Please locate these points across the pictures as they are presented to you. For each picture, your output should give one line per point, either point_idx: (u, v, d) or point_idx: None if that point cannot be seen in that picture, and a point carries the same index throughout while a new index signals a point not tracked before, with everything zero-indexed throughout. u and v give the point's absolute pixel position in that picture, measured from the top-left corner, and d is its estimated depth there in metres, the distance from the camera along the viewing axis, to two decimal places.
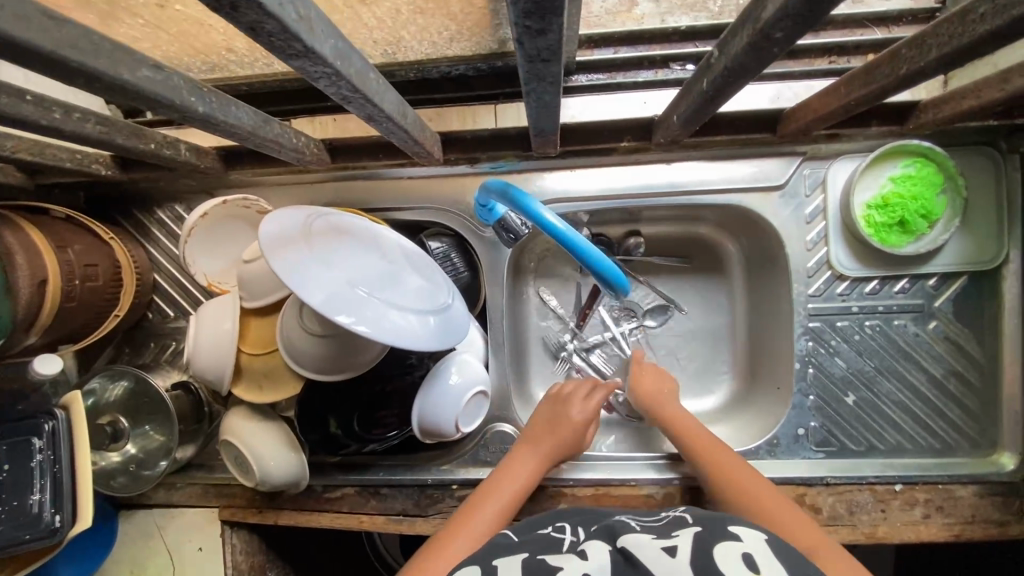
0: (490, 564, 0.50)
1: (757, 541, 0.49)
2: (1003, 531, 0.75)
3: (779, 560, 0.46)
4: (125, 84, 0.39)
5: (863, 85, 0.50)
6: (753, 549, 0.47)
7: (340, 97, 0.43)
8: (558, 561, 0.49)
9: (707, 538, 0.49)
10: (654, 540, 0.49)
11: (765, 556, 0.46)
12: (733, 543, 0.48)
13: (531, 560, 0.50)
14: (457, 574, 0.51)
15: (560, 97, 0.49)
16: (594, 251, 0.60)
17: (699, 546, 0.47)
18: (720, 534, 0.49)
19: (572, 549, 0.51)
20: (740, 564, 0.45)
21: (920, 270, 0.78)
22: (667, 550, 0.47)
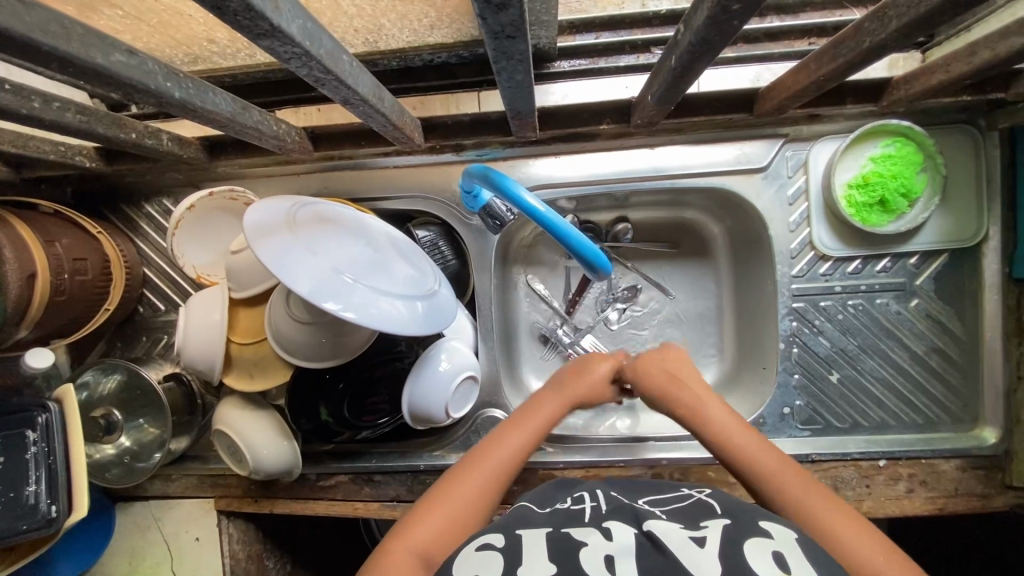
0: (513, 533, 0.51)
1: (787, 540, 0.48)
2: (985, 503, 0.76)
3: (811, 562, 0.46)
4: (99, 68, 0.40)
5: (831, 61, 0.51)
6: (783, 547, 0.46)
7: (313, 79, 0.44)
8: (582, 535, 0.49)
9: (737, 533, 0.48)
10: (681, 529, 0.49)
11: (798, 559, 0.45)
12: (763, 539, 0.47)
13: (556, 533, 0.50)
14: (481, 539, 0.52)
15: (532, 76, 0.50)
16: (575, 233, 0.61)
17: (727, 540, 0.47)
18: (750, 530, 0.49)
19: (595, 524, 0.51)
20: (770, 563, 0.44)
21: (902, 248, 0.79)
22: (696, 540, 0.47)
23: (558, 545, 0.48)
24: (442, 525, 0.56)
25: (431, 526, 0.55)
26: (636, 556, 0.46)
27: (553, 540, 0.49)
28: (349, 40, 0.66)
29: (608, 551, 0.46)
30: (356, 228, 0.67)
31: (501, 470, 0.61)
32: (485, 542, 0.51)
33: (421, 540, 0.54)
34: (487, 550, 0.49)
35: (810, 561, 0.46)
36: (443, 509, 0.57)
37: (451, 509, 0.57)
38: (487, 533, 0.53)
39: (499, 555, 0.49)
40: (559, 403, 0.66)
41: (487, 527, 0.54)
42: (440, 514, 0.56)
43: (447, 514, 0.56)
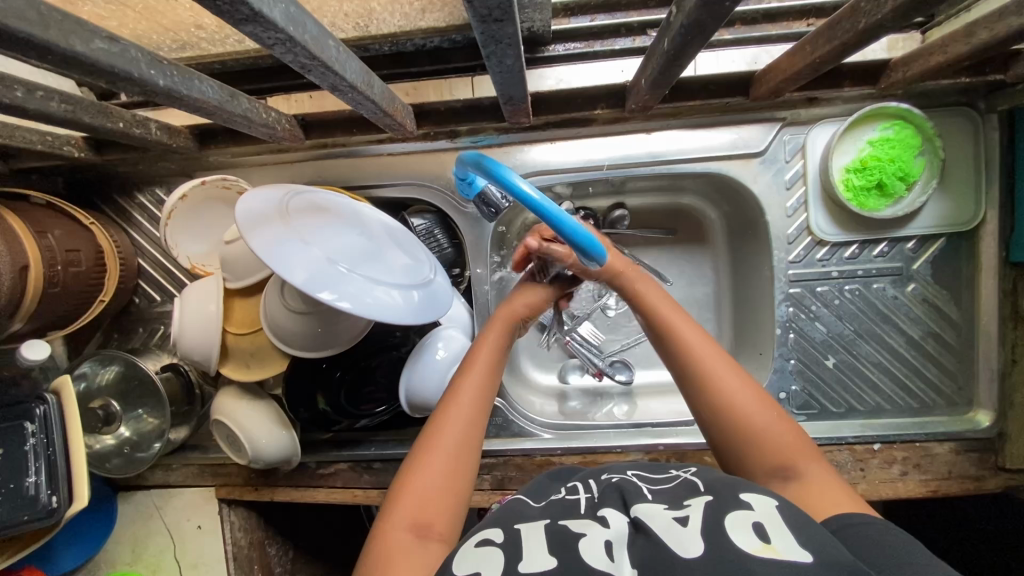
0: (513, 527, 0.52)
1: (768, 510, 0.48)
2: (977, 485, 0.77)
3: (793, 530, 0.45)
4: (79, 56, 0.39)
5: (827, 42, 0.50)
6: (764, 518, 0.46)
7: (299, 66, 0.43)
8: (580, 526, 0.50)
9: (719, 509, 0.48)
10: (666, 509, 0.49)
11: (777, 528, 0.45)
12: (745, 513, 0.47)
13: (554, 525, 0.51)
14: (480, 535, 0.53)
15: (522, 61, 0.49)
16: (568, 219, 0.59)
17: (710, 517, 0.47)
18: (732, 503, 0.49)
19: (591, 514, 0.52)
20: (750, 533, 0.45)
21: (899, 233, 0.79)
22: (679, 519, 0.47)
23: (556, 537, 0.49)
24: (428, 496, 0.55)
25: (416, 500, 0.55)
26: (628, 544, 0.47)
27: (551, 532, 0.50)
28: (339, 24, 0.65)
29: (605, 540, 0.47)
30: (349, 216, 0.67)
31: (467, 427, 0.60)
32: (483, 538, 0.52)
33: (411, 516, 0.54)
34: (486, 546, 0.50)
35: (791, 531, 0.45)
36: (423, 479, 0.56)
37: (431, 479, 0.56)
38: (485, 528, 0.53)
39: (499, 550, 0.49)
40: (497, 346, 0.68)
41: (483, 524, 0.55)
42: (420, 485, 0.56)
43: (428, 485, 0.56)
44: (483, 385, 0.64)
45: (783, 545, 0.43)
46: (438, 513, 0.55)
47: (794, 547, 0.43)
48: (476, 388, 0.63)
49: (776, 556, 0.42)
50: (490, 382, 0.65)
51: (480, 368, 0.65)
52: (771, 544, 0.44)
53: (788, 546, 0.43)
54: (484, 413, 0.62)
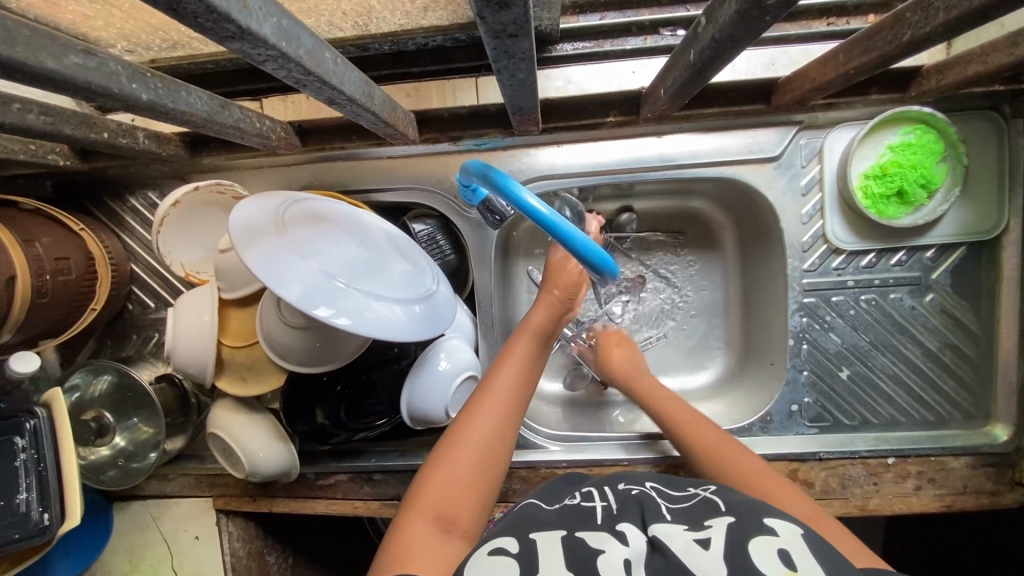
0: (527, 537, 0.49)
1: (793, 537, 0.46)
2: (994, 500, 0.75)
3: (817, 557, 0.44)
4: (51, 74, 0.36)
5: (864, 53, 0.48)
6: (789, 546, 0.45)
7: (294, 81, 0.40)
8: (597, 541, 0.47)
9: (741, 533, 0.46)
10: (686, 530, 0.47)
11: (803, 556, 0.44)
12: (768, 538, 0.46)
13: (571, 538, 0.48)
14: (495, 541, 0.50)
15: (535, 73, 0.46)
16: (578, 235, 0.57)
17: (732, 540, 0.45)
18: (755, 528, 0.47)
19: (609, 528, 0.49)
20: (775, 559, 0.43)
21: (918, 241, 0.76)
22: (700, 541, 0.45)
23: (574, 553, 0.46)
24: (451, 492, 0.55)
25: (439, 494, 0.55)
26: (646, 564, 0.45)
27: (568, 547, 0.47)
28: (336, 22, 0.62)
29: (624, 558, 0.45)
30: (349, 225, 0.64)
31: (497, 428, 0.60)
32: (498, 546, 0.49)
33: (433, 509, 0.54)
34: (499, 556, 0.47)
35: (818, 560, 0.44)
36: (448, 475, 0.56)
37: (456, 475, 0.56)
38: (500, 536, 0.50)
39: (513, 561, 0.46)
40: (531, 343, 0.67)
41: (495, 531, 0.52)
42: (445, 480, 0.56)
43: (453, 481, 0.56)
44: (518, 384, 0.63)
45: (811, 574, 0.42)
46: (461, 508, 0.55)
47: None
48: (509, 391, 0.62)
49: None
50: (524, 378, 0.64)
51: (514, 369, 0.64)
52: (798, 572, 0.42)
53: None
54: (515, 414, 0.62)
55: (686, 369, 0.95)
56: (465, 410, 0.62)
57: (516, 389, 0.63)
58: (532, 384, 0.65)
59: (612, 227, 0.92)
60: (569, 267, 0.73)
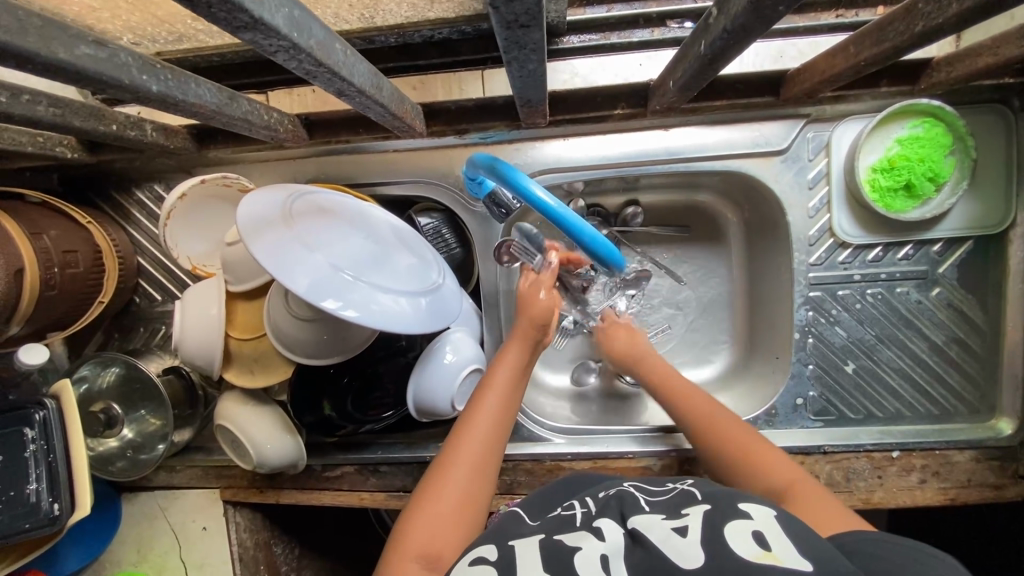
0: (506, 544, 0.51)
1: (767, 519, 0.46)
2: (998, 494, 0.75)
3: (794, 539, 0.43)
4: (62, 65, 0.36)
5: (875, 44, 0.48)
6: (763, 527, 0.44)
7: (304, 72, 0.40)
8: (575, 539, 0.48)
9: (717, 518, 0.46)
10: (663, 520, 0.47)
11: (776, 535, 0.43)
12: (744, 522, 0.45)
13: (549, 541, 0.49)
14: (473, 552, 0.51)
15: (545, 65, 0.46)
16: (586, 227, 0.57)
17: (708, 526, 0.45)
18: (730, 513, 0.47)
19: (586, 526, 0.50)
20: (750, 541, 0.43)
21: (926, 235, 0.76)
22: (678, 530, 0.45)
23: (552, 554, 0.47)
24: (436, 529, 0.56)
25: (424, 532, 0.55)
26: (624, 557, 0.45)
27: (545, 549, 0.48)
28: (343, 14, 0.62)
29: (602, 554, 0.46)
30: (354, 218, 0.64)
31: (479, 462, 0.61)
32: (477, 555, 0.50)
33: (418, 548, 0.54)
34: (479, 565, 0.49)
35: (793, 542, 0.43)
36: (432, 512, 0.57)
37: (441, 511, 0.57)
38: (480, 546, 0.52)
39: (491, 567, 0.48)
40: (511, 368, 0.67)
41: (478, 540, 0.53)
42: (429, 518, 0.56)
43: (438, 519, 0.56)
44: (498, 416, 0.64)
45: (783, 552, 0.41)
46: (446, 544, 0.55)
47: (794, 554, 0.41)
48: (489, 422, 0.63)
49: (776, 563, 0.40)
50: (506, 409, 0.65)
51: (493, 401, 0.64)
52: (772, 551, 0.42)
53: (788, 553, 0.41)
54: (496, 446, 0.62)
55: (691, 362, 0.95)
56: (447, 444, 0.63)
57: (496, 421, 0.63)
58: (512, 414, 0.65)
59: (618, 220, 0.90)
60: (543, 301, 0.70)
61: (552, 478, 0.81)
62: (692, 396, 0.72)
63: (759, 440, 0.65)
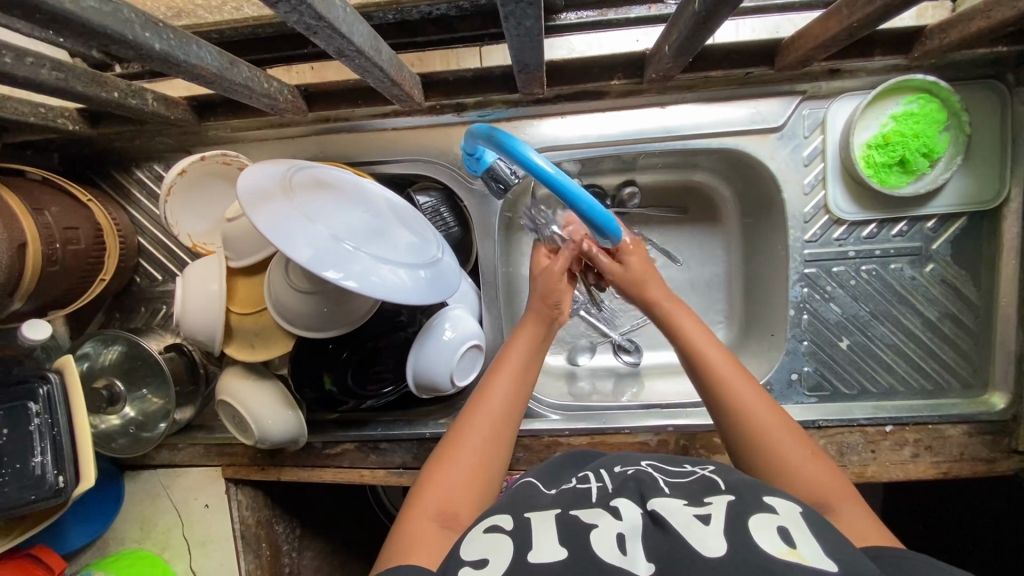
0: (522, 515, 0.52)
1: (792, 514, 0.47)
2: (990, 467, 0.76)
3: (818, 538, 0.45)
4: (66, 15, 0.37)
5: (868, 5, 0.49)
6: (788, 523, 0.46)
7: (305, 27, 0.41)
8: (591, 516, 0.49)
9: (742, 509, 0.47)
10: (686, 506, 0.49)
11: (802, 533, 0.45)
12: (768, 515, 0.47)
13: (565, 516, 0.50)
14: (489, 520, 0.52)
15: (542, 21, 0.46)
16: (585, 196, 0.57)
17: (732, 517, 0.47)
18: (755, 504, 0.48)
19: (603, 505, 0.51)
20: (775, 536, 0.44)
21: (921, 211, 0.76)
22: (701, 517, 0.47)
23: (567, 527, 0.48)
24: (454, 489, 0.56)
25: (442, 491, 0.56)
26: (642, 537, 0.47)
27: (562, 523, 0.49)
28: None
29: (618, 532, 0.47)
30: (353, 193, 0.65)
31: (497, 428, 0.60)
32: (493, 524, 0.51)
33: (436, 506, 0.55)
34: (494, 531, 0.50)
35: (818, 540, 0.45)
36: (449, 473, 0.57)
37: (458, 473, 0.57)
38: (495, 514, 0.53)
39: (508, 537, 0.49)
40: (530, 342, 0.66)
41: (491, 509, 0.54)
42: (447, 479, 0.57)
43: (455, 480, 0.56)
44: (516, 383, 0.63)
45: (809, 552, 0.43)
46: (463, 504, 0.56)
47: (821, 554, 0.43)
48: (506, 395, 0.62)
49: (801, 561, 0.42)
50: (523, 381, 0.64)
51: (511, 370, 0.64)
52: (796, 548, 0.43)
53: (813, 552, 0.43)
54: (513, 413, 0.62)
55: None
56: (463, 413, 0.62)
57: (513, 390, 0.63)
58: (530, 385, 0.65)
59: (614, 201, 0.92)
60: (562, 285, 0.67)
61: (549, 454, 0.82)
62: (730, 376, 0.60)
63: (803, 444, 0.56)
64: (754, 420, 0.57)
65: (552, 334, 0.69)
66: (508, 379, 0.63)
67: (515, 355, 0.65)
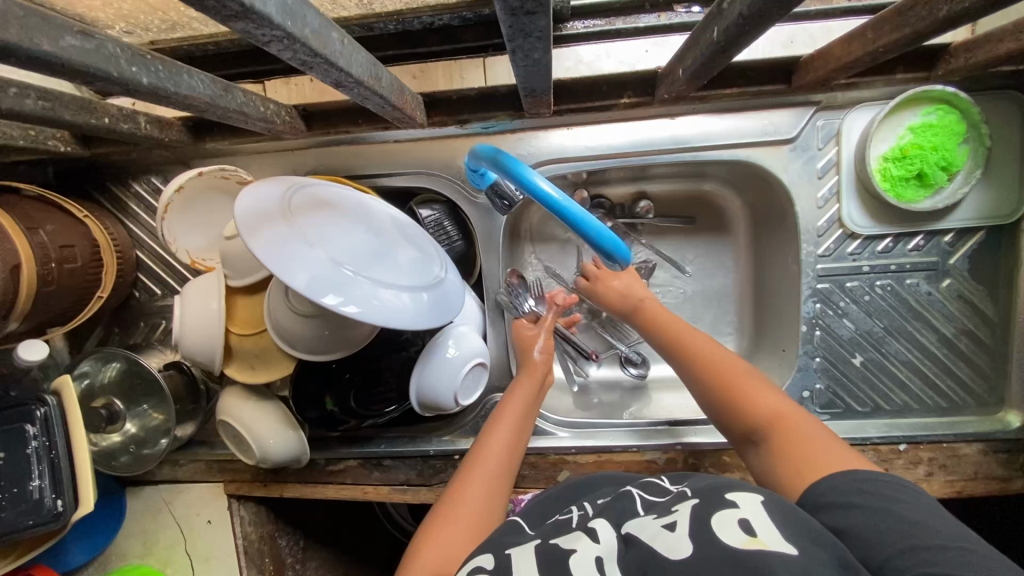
0: (503, 552, 0.50)
1: (754, 506, 0.45)
2: (1005, 487, 0.74)
3: (778, 522, 0.43)
4: (46, 56, 0.35)
5: (894, 30, 0.47)
6: (749, 514, 0.44)
7: (299, 63, 0.39)
8: (570, 542, 0.48)
9: (705, 510, 0.45)
10: (655, 519, 0.47)
11: (762, 520, 0.43)
12: (730, 511, 0.45)
13: (546, 545, 0.49)
14: (471, 561, 0.51)
15: (550, 54, 0.45)
16: (592, 222, 0.57)
17: (696, 518, 0.45)
18: (717, 503, 0.46)
19: (582, 527, 0.51)
20: (736, 529, 0.42)
21: (937, 225, 0.74)
22: (668, 527, 0.45)
23: (547, 555, 0.48)
24: (454, 535, 0.56)
25: (443, 537, 0.56)
26: (618, 558, 0.45)
27: (541, 553, 0.48)
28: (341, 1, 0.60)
29: (596, 556, 0.46)
30: (356, 212, 0.63)
31: (497, 474, 0.62)
32: (475, 565, 0.50)
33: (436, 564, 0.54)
34: (476, 574, 0.48)
35: (777, 523, 0.42)
36: (448, 525, 0.57)
37: (456, 525, 0.57)
38: (477, 555, 0.51)
39: None
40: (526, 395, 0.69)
41: (476, 549, 0.53)
42: (448, 525, 0.57)
43: (455, 529, 0.56)
44: (514, 433, 0.66)
45: (771, 537, 0.41)
46: (464, 548, 0.55)
47: (780, 539, 0.41)
48: (505, 445, 0.64)
49: (763, 548, 0.40)
50: (521, 433, 0.66)
51: (509, 419, 0.66)
52: (758, 536, 0.41)
53: (774, 537, 0.41)
54: (512, 463, 0.64)
55: None
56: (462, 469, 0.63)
57: (511, 439, 0.65)
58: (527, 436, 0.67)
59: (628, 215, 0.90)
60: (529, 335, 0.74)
61: (555, 472, 0.81)
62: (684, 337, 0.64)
63: (751, 373, 0.59)
64: (706, 360, 0.62)
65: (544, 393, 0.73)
66: (507, 428, 0.65)
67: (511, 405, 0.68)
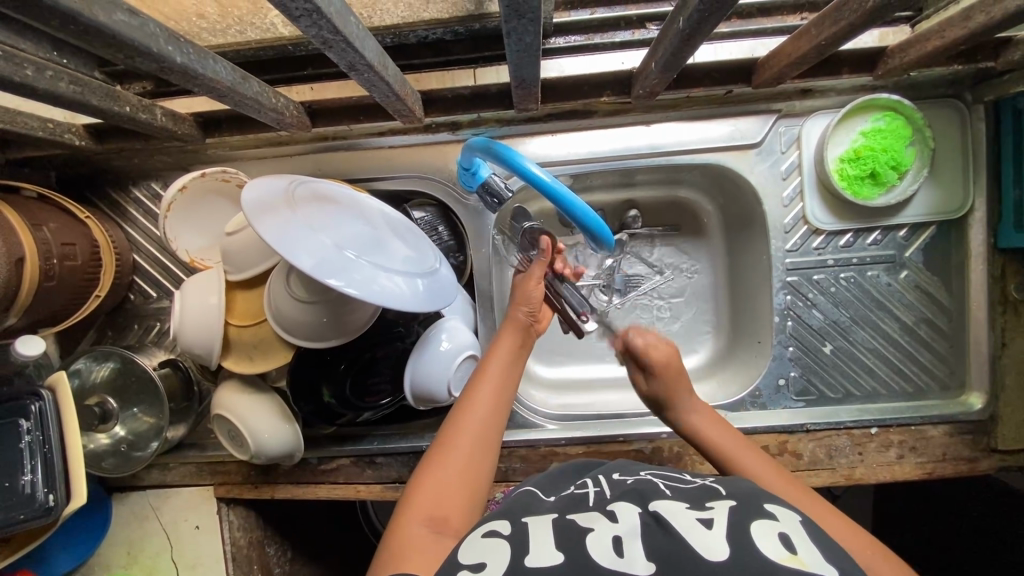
0: (519, 519, 0.53)
1: (792, 522, 0.48)
2: (972, 467, 0.79)
3: (817, 545, 0.46)
4: (100, 27, 0.40)
5: (832, 24, 0.54)
6: (789, 530, 0.47)
7: (321, 41, 0.44)
8: (588, 521, 0.50)
9: (742, 514, 0.49)
10: (688, 509, 0.50)
11: (801, 539, 0.46)
12: (768, 521, 0.48)
13: (562, 520, 0.51)
14: (487, 526, 0.53)
15: (540, 38, 0.50)
16: (579, 203, 0.62)
17: (732, 521, 0.47)
18: (756, 512, 0.49)
19: (600, 509, 0.52)
20: (777, 542, 0.45)
21: (892, 220, 0.81)
22: (703, 521, 0.48)
23: (564, 531, 0.49)
24: (440, 495, 0.55)
25: (430, 497, 0.55)
26: (641, 536, 0.47)
27: (557, 527, 0.50)
28: None
29: (614, 535, 0.48)
30: (354, 207, 0.66)
31: (485, 426, 0.60)
32: (491, 529, 0.51)
33: (427, 512, 0.54)
34: (492, 536, 0.50)
35: (815, 544, 0.46)
36: (437, 480, 0.56)
37: (445, 478, 0.56)
38: (492, 520, 0.53)
39: (505, 541, 0.49)
40: (511, 347, 0.66)
41: (489, 517, 0.55)
42: (434, 486, 0.56)
43: (445, 483, 0.56)
44: (497, 393, 0.62)
45: (809, 557, 0.44)
46: (453, 507, 0.55)
47: (819, 560, 0.44)
48: (490, 401, 0.62)
49: (802, 567, 0.42)
50: (506, 385, 0.64)
51: (492, 385, 0.63)
52: (798, 555, 0.44)
53: (813, 559, 0.44)
54: (500, 413, 0.62)
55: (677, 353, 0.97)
56: (449, 416, 0.62)
57: (495, 395, 0.62)
58: (514, 387, 0.65)
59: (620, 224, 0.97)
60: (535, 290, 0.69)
61: (546, 464, 0.83)
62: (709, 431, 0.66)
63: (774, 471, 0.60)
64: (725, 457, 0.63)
65: (529, 341, 0.69)
66: (488, 395, 0.62)
67: (497, 360, 0.65)
